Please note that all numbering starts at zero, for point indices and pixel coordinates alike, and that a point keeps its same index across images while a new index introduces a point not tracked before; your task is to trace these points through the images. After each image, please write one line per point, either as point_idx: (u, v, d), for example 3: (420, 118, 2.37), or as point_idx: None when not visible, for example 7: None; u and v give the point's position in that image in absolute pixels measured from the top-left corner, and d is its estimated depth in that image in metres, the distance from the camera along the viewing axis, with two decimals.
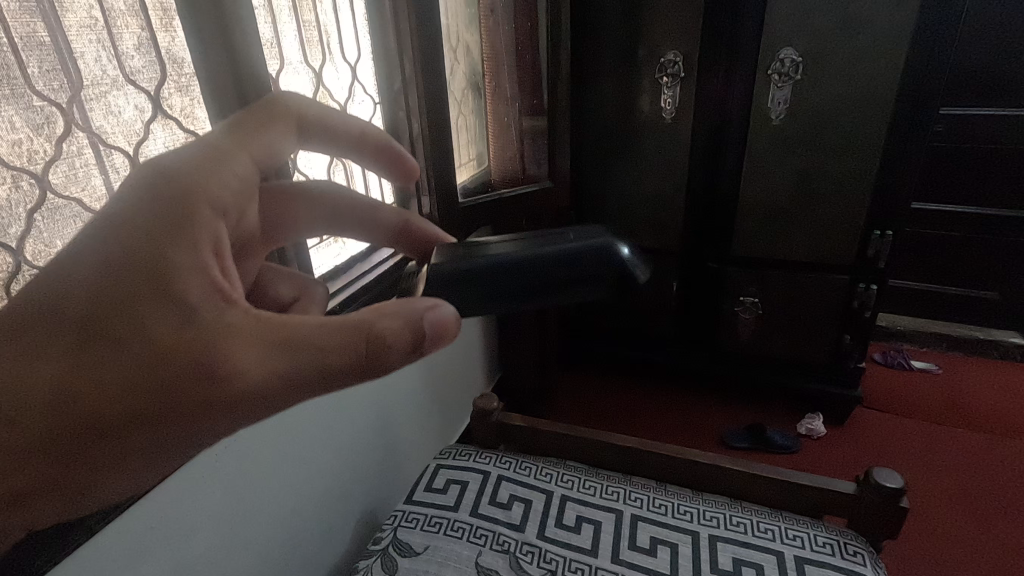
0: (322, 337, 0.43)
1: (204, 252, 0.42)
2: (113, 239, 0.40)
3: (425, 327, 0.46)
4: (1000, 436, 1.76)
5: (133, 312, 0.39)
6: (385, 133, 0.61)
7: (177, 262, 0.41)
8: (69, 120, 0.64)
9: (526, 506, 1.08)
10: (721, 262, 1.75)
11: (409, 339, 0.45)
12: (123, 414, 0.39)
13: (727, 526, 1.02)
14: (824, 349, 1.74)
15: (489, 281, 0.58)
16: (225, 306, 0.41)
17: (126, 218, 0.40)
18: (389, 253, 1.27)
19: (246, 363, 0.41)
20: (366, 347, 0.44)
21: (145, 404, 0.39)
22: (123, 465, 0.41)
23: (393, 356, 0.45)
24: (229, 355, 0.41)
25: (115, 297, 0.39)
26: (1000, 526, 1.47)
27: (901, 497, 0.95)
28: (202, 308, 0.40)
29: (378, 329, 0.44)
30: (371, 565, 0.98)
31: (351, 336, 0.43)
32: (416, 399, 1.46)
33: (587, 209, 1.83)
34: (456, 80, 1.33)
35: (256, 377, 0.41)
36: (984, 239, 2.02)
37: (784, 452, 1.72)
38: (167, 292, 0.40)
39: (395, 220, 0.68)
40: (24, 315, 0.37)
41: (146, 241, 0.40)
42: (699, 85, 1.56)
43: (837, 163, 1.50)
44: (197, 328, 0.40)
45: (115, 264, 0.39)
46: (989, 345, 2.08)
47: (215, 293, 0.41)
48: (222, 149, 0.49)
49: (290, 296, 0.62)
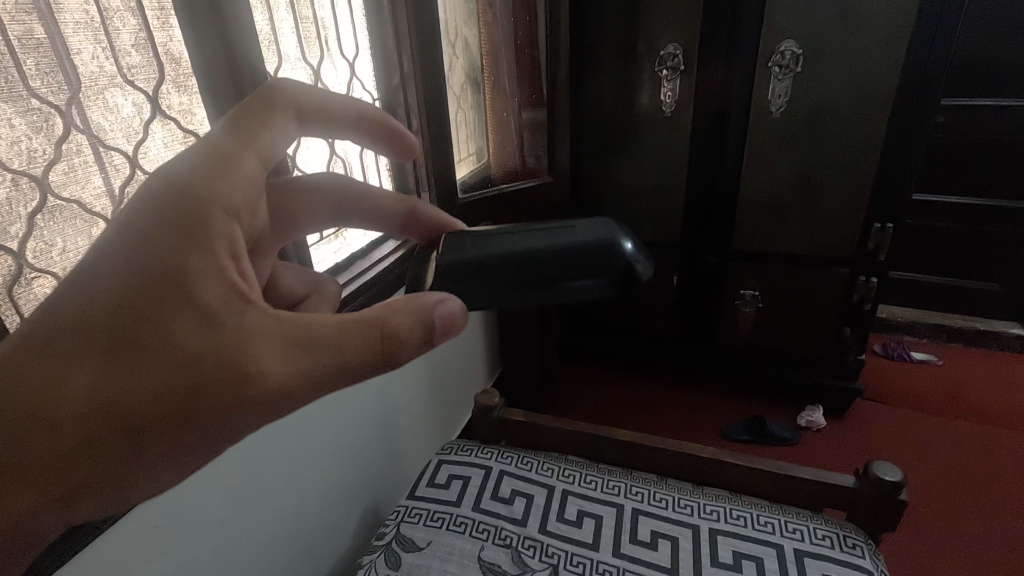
0: (339, 336, 0.43)
1: (218, 252, 0.42)
2: (130, 246, 0.40)
3: (436, 320, 0.46)
4: (998, 427, 1.76)
5: (155, 319, 0.40)
6: (380, 113, 0.63)
7: (193, 267, 0.41)
8: (69, 122, 0.64)
9: (527, 500, 1.09)
10: (721, 255, 1.75)
11: (421, 334, 0.45)
12: (155, 416, 0.40)
13: (727, 519, 1.03)
14: (824, 342, 1.75)
15: (493, 272, 0.58)
16: (244, 306, 0.42)
17: (143, 225, 0.41)
18: (389, 249, 1.27)
19: (269, 364, 0.42)
20: (380, 343, 0.44)
21: (176, 405, 0.40)
22: (160, 466, 0.42)
23: (404, 352, 0.45)
24: (253, 356, 0.41)
25: (138, 306, 0.39)
26: (997, 516, 1.48)
27: (899, 490, 0.96)
28: (221, 312, 0.41)
29: (391, 324, 0.44)
30: (375, 560, 0.99)
31: (366, 333, 0.44)
32: (419, 394, 1.47)
33: (586, 203, 1.82)
34: (455, 75, 1.33)
35: (280, 376, 0.42)
36: (985, 230, 2.01)
37: (784, 444, 1.73)
38: (187, 297, 0.40)
39: (401, 209, 0.70)
40: (58, 323, 0.38)
41: (164, 248, 0.41)
42: (698, 77, 1.55)
43: (838, 156, 1.50)
44: (218, 331, 0.41)
45: (136, 273, 0.40)
46: (988, 336, 2.09)
47: (233, 295, 0.42)
48: (228, 148, 0.48)
49: (303, 292, 0.63)
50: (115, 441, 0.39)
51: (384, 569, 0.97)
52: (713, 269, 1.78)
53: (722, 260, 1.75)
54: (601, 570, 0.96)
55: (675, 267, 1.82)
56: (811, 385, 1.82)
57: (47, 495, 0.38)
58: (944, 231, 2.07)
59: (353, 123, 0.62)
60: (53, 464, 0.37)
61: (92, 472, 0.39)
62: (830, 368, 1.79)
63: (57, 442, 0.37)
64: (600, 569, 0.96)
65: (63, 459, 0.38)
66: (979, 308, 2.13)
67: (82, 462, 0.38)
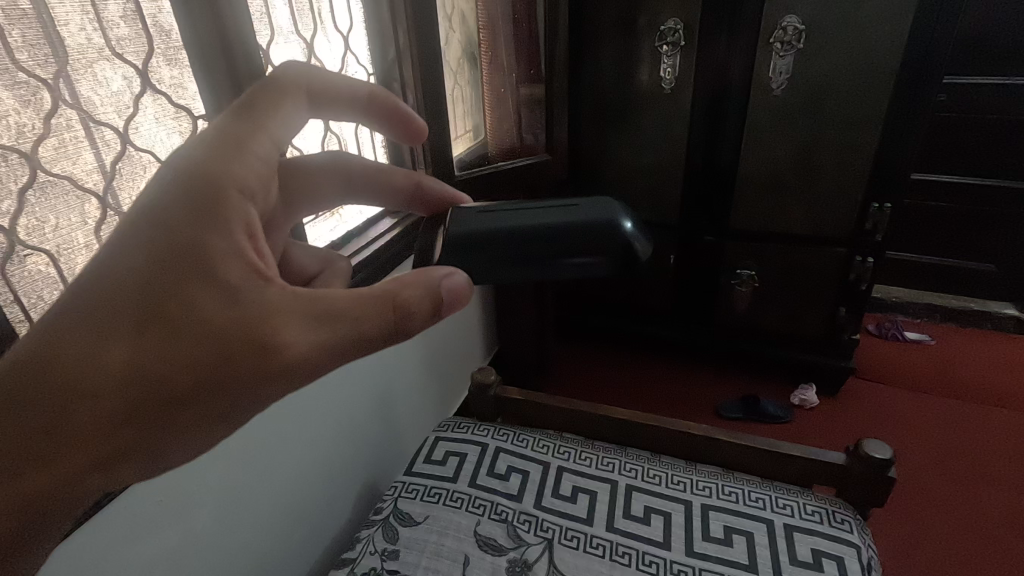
0: (356, 308, 0.46)
1: (236, 231, 0.44)
2: (152, 227, 0.42)
3: (444, 292, 0.50)
4: (988, 406, 1.79)
5: (182, 295, 0.41)
6: (387, 93, 0.63)
7: (216, 246, 0.43)
8: (57, 97, 0.63)
9: (523, 476, 1.10)
10: (718, 234, 1.75)
11: (430, 305, 0.49)
12: (185, 386, 0.41)
13: (719, 495, 1.05)
14: (820, 321, 1.75)
15: (494, 245, 0.58)
16: (263, 283, 0.44)
17: (164, 207, 0.42)
18: (386, 227, 1.27)
19: (291, 336, 0.44)
20: (393, 314, 0.48)
21: (205, 376, 0.42)
22: (185, 437, 0.44)
23: (415, 321, 0.49)
24: (276, 330, 0.44)
25: (164, 283, 0.41)
26: (982, 493, 1.52)
27: (889, 467, 0.97)
28: (244, 288, 0.43)
29: (403, 297, 0.48)
30: (373, 535, 1.01)
31: (380, 305, 0.47)
32: (417, 370, 1.47)
33: (585, 182, 1.81)
34: (452, 50, 1.30)
35: (302, 347, 0.45)
36: (983, 210, 2.01)
37: (777, 422, 1.76)
38: (211, 275, 0.42)
39: (407, 184, 0.69)
40: (89, 300, 0.39)
41: (186, 227, 0.42)
42: (699, 53, 1.53)
43: (838, 134, 1.49)
44: (242, 306, 0.43)
45: (160, 251, 0.41)
46: (982, 316, 2.10)
47: (254, 272, 0.44)
48: (240, 131, 0.49)
49: (316, 269, 0.63)
50: (145, 414, 0.41)
51: (382, 543, 0.99)
52: (711, 248, 1.77)
53: (719, 239, 1.75)
54: (594, 545, 0.98)
55: (672, 246, 1.81)
56: (806, 364, 1.83)
57: (81, 467, 0.39)
58: (942, 211, 2.07)
59: (362, 104, 0.62)
60: (89, 433, 0.39)
61: (121, 444, 0.41)
62: (825, 347, 1.80)
63: (92, 412, 0.38)
64: (593, 543, 0.98)
65: (97, 429, 0.39)
66: (975, 288, 2.14)
67: (116, 432, 0.40)
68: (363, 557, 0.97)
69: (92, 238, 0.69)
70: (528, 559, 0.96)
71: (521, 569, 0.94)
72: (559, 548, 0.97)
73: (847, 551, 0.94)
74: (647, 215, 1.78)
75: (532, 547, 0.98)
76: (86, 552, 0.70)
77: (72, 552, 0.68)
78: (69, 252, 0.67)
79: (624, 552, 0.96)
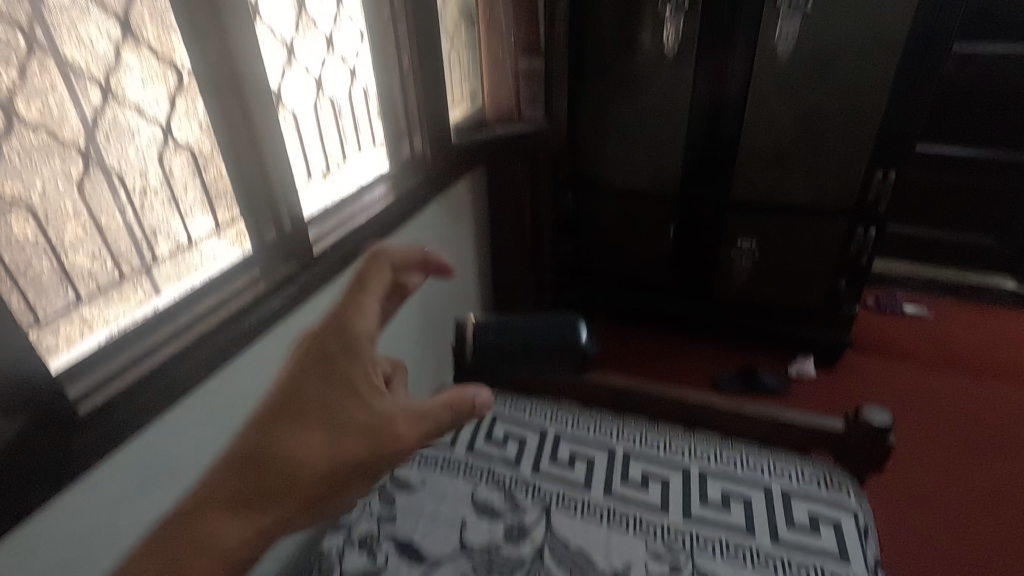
0: (433, 406, 0.53)
1: (359, 362, 0.49)
2: (287, 377, 0.46)
3: (479, 398, 0.58)
4: (984, 378, 1.79)
5: (324, 424, 0.45)
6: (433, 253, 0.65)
7: (342, 374, 0.47)
8: (35, 46, 0.64)
9: (521, 444, 1.10)
10: (719, 206, 1.71)
11: (472, 404, 0.57)
12: (324, 493, 0.45)
13: (717, 461, 1.04)
14: (819, 293, 1.74)
15: (493, 353, 0.93)
16: (381, 396, 0.49)
17: (296, 366, 0.47)
18: (378, 193, 1.27)
19: (401, 433, 0.49)
20: (452, 409, 0.55)
21: (341, 483, 0.46)
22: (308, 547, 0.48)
23: (464, 415, 0.57)
24: (395, 432, 0.48)
25: (302, 407, 0.45)
26: (975, 463, 1.53)
27: (888, 433, 0.97)
28: (367, 407, 0.48)
29: (457, 398, 0.56)
30: (370, 499, 1.00)
31: (445, 402, 0.54)
32: (415, 340, 1.45)
33: (584, 153, 1.77)
34: (448, 13, 1.31)
35: (406, 445, 0.50)
36: (984, 182, 1.99)
37: (774, 394, 1.75)
38: (339, 399, 0.47)
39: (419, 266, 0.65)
40: (245, 451, 0.42)
41: (310, 371, 0.47)
42: (703, 18, 1.48)
43: (841, 103, 1.47)
44: (365, 418, 0.47)
45: (292, 392, 0.45)
46: (982, 290, 2.10)
47: (375, 393, 0.49)
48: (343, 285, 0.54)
49: (389, 367, 0.55)
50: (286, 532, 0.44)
51: (379, 507, 0.98)
52: (711, 219, 1.74)
53: (720, 209, 1.72)
54: (592, 509, 0.98)
55: (672, 217, 1.79)
56: (804, 337, 1.83)
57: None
58: (944, 184, 2.05)
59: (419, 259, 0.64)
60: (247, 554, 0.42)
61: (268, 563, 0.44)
62: (825, 320, 1.79)
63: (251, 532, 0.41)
64: (591, 508, 0.98)
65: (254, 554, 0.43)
66: (974, 262, 2.13)
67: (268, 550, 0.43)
68: (360, 520, 0.97)
69: (80, 203, 0.71)
70: (526, 523, 0.95)
71: (518, 533, 0.94)
72: (557, 513, 0.97)
73: (844, 515, 0.94)
74: (647, 185, 1.76)
75: (529, 512, 0.97)
76: (76, 511, 0.70)
77: (60, 510, 0.68)
78: (55, 214, 0.69)
79: (622, 516, 0.96)
